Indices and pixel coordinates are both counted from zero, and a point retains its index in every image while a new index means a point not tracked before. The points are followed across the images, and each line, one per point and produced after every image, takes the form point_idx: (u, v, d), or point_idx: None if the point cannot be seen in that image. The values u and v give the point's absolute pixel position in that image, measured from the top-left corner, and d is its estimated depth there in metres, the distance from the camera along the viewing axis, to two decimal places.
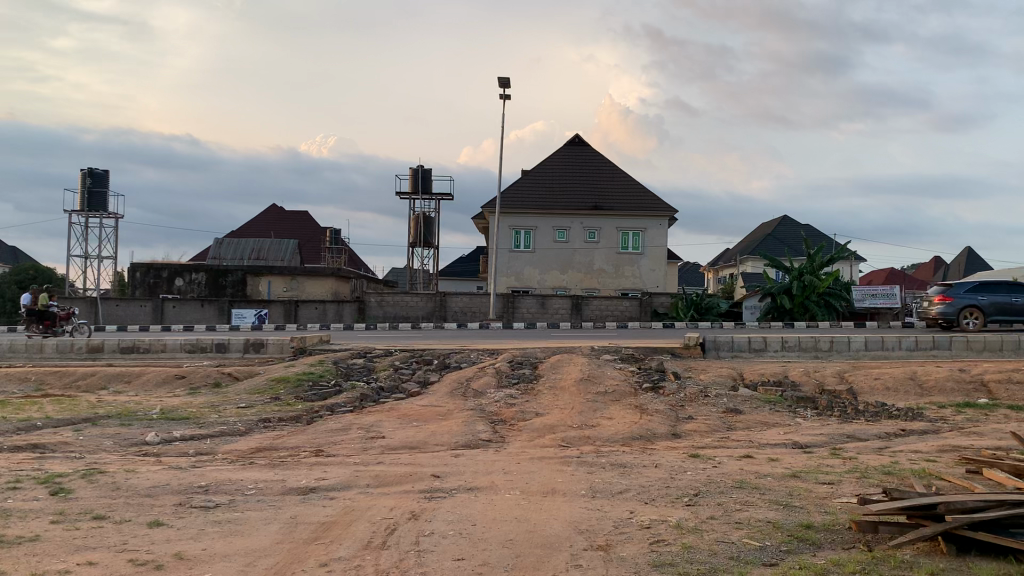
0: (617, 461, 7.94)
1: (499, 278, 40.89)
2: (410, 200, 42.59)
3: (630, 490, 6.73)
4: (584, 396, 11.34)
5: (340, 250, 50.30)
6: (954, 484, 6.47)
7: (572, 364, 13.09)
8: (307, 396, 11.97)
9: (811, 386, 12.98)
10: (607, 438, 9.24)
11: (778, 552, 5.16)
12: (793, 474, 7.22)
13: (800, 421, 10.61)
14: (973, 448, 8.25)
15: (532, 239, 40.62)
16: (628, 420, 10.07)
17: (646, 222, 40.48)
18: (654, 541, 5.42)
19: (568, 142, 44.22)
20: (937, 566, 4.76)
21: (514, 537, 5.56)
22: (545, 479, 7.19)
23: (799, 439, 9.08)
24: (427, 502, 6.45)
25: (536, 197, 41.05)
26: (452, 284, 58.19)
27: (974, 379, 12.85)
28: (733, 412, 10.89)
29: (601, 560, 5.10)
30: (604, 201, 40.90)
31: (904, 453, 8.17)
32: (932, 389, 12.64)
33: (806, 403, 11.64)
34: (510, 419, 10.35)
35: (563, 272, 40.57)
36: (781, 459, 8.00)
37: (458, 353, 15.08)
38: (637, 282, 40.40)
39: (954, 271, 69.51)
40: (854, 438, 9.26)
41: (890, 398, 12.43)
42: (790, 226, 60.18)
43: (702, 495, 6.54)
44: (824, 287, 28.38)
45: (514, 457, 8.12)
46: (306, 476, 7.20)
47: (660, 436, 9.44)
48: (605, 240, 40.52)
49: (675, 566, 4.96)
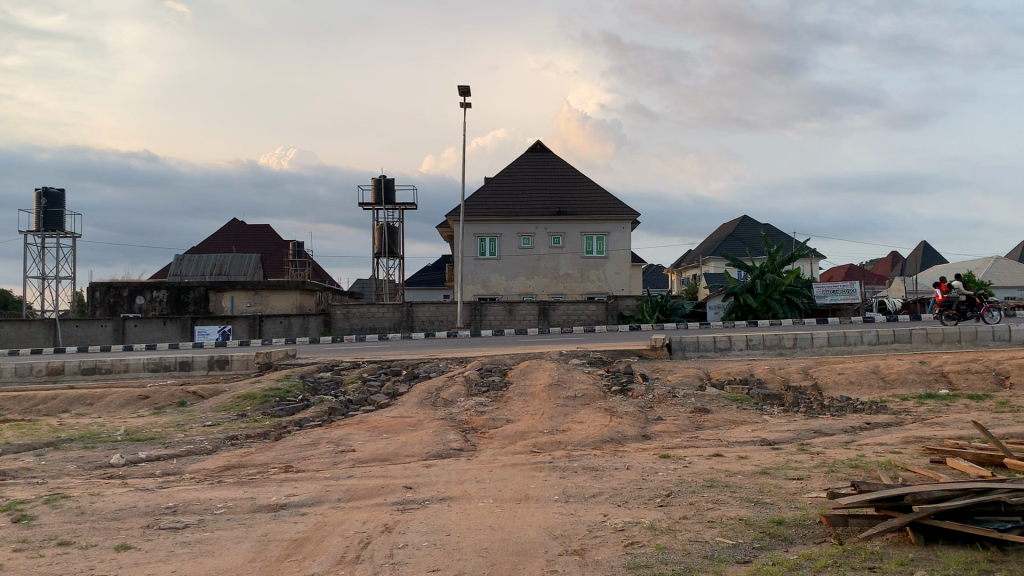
0: (588, 464, 7.97)
1: (465, 286, 40.82)
2: (373, 211, 42.40)
3: (603, 493, 6.76)
4: (554, 402, 11.35)
5: (303, 263, 49.94)
6: (919, 475, 6.58)
7: (541, 369, 13.12)
8: (274, 412, 11.85)
9: (776, 383, 13.12)
10: (578, 442, 9.26)
11: (752, 549, 5.20)
12: (763, 470, 7.30)
13: (767, 417, 10.74)
14: (936, 439, 8.42)
15: (497, 246, 40.62)
16: (598, 424, 10.11)
17: (609, 226, 40.75)
18: (629, 543, 5.45)
19: (530, 149, 44.38)
20: (907, 557, 4.83)
21: (491, 545, 5.55)
22: (518, 486, 7.19)
23: (766, 436, 9.18)
24: (400, 514, 6.41)
25: (500, 203, 41.08)
26: (418, 294, 57.89)
27: (935, 370, 13.14)
28: (701, 411, 10.98)
29: (577, 564, 5.11)
30: (568, 206, 41.07)
31: (870, 446, 8.30)
32: (894, 381, 12.86)
33: (772, 400, 11.78)
34: (481, 428, 10.34)
35: (529, 278, 40.64)
36: (750, 456, 8.08)
37: (426, 362, 15.08)
38: (603, 286, 40.56)
39: (911, 266, 70.68)
40: (821, 433, 9.39)
41: (854, 392, 12.62)
42: (749, 226, 60.71)
43: (674, 495, 6.59)
44: (785, 285, 28.72)
45: (486, 466, 8.10)
46: (275, 493, 7.11)
47: (631, 438, 9.50)
48: (570, 245, 40.68)
49: (650, 566, 4.98)
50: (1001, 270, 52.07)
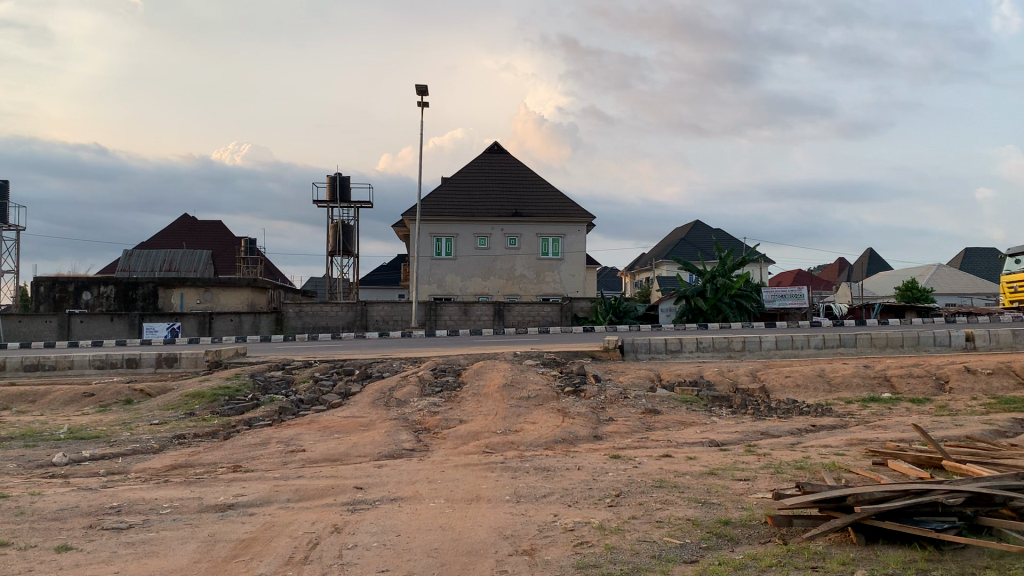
0: (540, 465, 8.01)
1: (420, 286, 40.61)
2: (328, 208, 42.01)
3: (553, 494, 6.80)
4: (507, 402, 11.38)
5: (256, 260, 49.28)
6: (861, 476, 6.74)
7: (495, 370, 13.13)
8: (223, 411, 11.69)
9: (725, 385, 13.31)
10: (530, 443, 9.29)
11: (698, 549, 5.28)
12: (711, 471, 7.41)
13: (716, 419, 10.91)
14: (877, 441, 8.63)
15: (452, 246, 40.50)
16: (551, 424, 10.16)
17: (565, 228, 40.99)
18: (578, 543, 5.49)
19: (487, 150, 44.41)
20: (848, 556, 4.94)
21: (441, 545, 5.55)
22: (469, 486, 7.19)
23: (715, 437, 9.32)
24: (350, 514, 6.37)
25: (456, 202, 41.00)
26: (372, 293, 57.50)
27: (878, 374, 13.44)
28: (652, 412, 11.11)
29: (527, 564, 5.13)
30: (524, 207, 41.18)
31: (814, 447, 8.48)
32: (839, 385, 13.14)
33: (721, 402, 11.95)
34: (433, 428, 10.32)
35: (485, 279, 40.63)
36: (699, 457, 8.20)
37: (380, 362, 15.00)
38: (558, 287, 40.79)
39: (857, 272, 72.22)
40: (768, 435, 9.56)
41: (800, 395, 12.86)
42: (702, 231, 61.48)
43: (624, 495, 6.65)
44: (736, 288, 29.19)
45: (438, 466, 8.09)
46: (223, 493, 7.01)
47: (582, 439, 9.57)
48: (525, 246, 40.79)
49: (599, 566, 5.03)
50: (944, 278, 53.50)
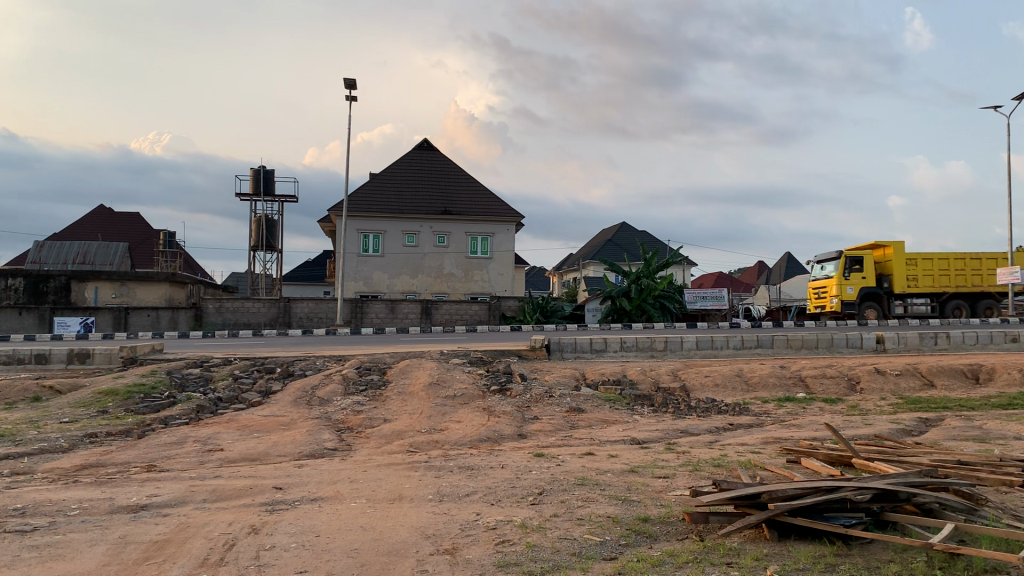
0: (464, 464, 8.00)
1: (346, 283, 40.05)
2: (251, 202, 41.12)
3: (476, 492, 6.80)
4: (432, 401, 11.33)
5: (176, 254, 47.94)
6: (775, 474, 6.93)
7: (421, 369, 13.06)
8: (138, 409, 11.32)
9: (647, 384, 13.53)
10: (455, 441, 9.27)
11: (617, 546, 5.35)
12: (632, 469, 7.51)
13: (638, 417, 11.07)
14: (791, 440, 8.89)
15: (380, 243, 40.09)
16: (476, 423, 10.15)
17: (493, 227, 41.13)
18: (499, 541, 5.49)
19: (416, 147, 44.14)
20: (761, 552, 5.07)
21: (360, 545, 5.48)
22: (391, 486, 7.14)
23: (636, 435, 9.46)
24: (269, 515, 6.25)
25: (384, 199, 40.60)
26: (296, 289, 56.52)
27: (793, 374, 13.85)
28: (576, 411, 11.21)
29: (448, 564, 5.12)
30: (453, 205, 41.10)
31: (732, 446, 8.69)
32: (756, 384, 13.49)
33: (643, 401, 12.14)
34: (356, 427, 10.21)
35: (412, 277, 40.34)
36: (620, 455, 8.30)
37: (303, 360, 14.76)
38: (486, 286, 40.88)
39: (776, 276, 74.29)
40: (687, 433, 9.75)
41: (719, 394, 13.16)
42: (627, 233, 62.36)
43: (546, 493, 6.70)
44: (660, 290, 29.75)
45: (360, 465, 8.01)
46: (135, 493, 6.79)
47: (507, 437, 9.59)
48: (454, 244, 40.71)
49: (519, 565, 5.04)
50: None
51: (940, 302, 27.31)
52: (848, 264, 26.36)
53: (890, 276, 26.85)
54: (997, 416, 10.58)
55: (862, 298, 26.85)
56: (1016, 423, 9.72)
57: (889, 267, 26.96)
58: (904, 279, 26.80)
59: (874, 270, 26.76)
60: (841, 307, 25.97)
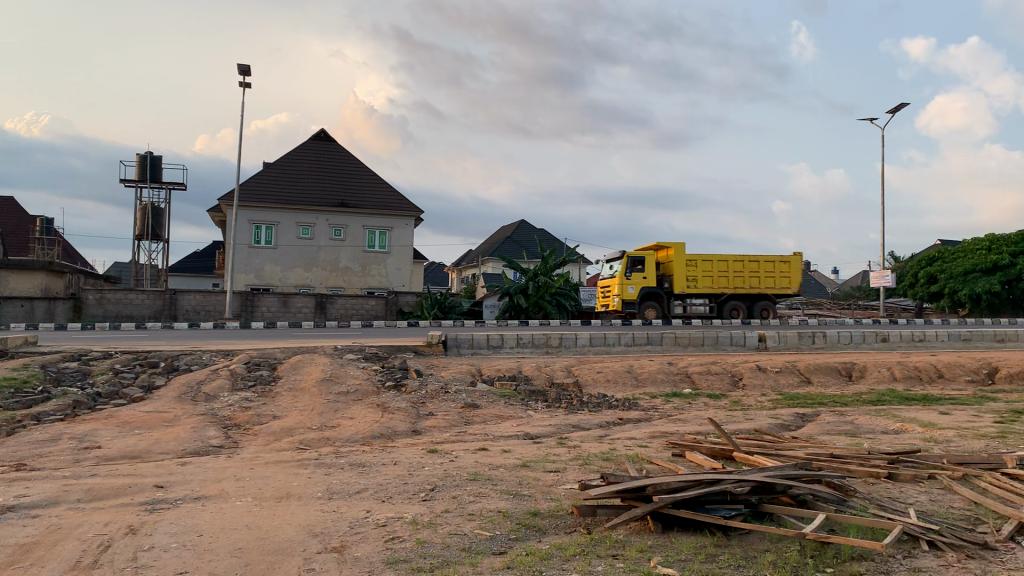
0: (355, 460, 7.90)
1: (237, 275, 38.83)
2: (137, 188, 39.41)
3: (366, 489, 6.73)
4: (324, 397, 11.15)
5: (53, 242, 45.47)
6: (661, 467, 7.14)
7: (313, 364, 12.81)
8: (7, 405, 10.69)
9: (542, 379, 13.68)
10: (347, 438, 9.15)
11: (507, 540, 5.39)
12: (524, 463, 7.59)
13: (531, 412, 11.20)
14: (677, 434, 9.17)
15: (273, 235, 39.06)
16: (369, 419, 10.04)
17: (391, 221, 40.84)
18: (388, 538, 5.45)
19: (313, 137, 43.25)
20: (646, 543, 5.21)
21: (245, 545, 5.34)
22: (279, 483, 6.98)
23: (529, 431, 9.55)
24: (148, 514, 6.01)
25: (279, 190, 39.59)
26: (184, 281, 54.54)
27: (681, 371, 14.27)
28: (471, 406, 11.24)
29: (335, 562, 5.04)
30: (350, 198, 40.49)
31: (621, 440, 8.89)
32: (646, 380, 13.85)
33: (537, 396, 12.28)
34: (244, 424, 9.94)
35: (306, 270, 39.54)
36: (513, 450, 8.37)
37: (189, 354, 14.25)
38: (383, 281, 40.58)
39: None
40: (578, 428, 9.92)
41: (610, 389, 13.44)
42: (525, 231, 62.84)
43: (437, 489, 6.69)
44: (556, 287, 30.12)
45: (247, 463, 7.80)
46: (2, 494, 6.41)
47: (400, 434, 9.52)
48: (350, 238, 40.13)
49: (408, 561, 5.02)
50: None
51: (718, 302, 28.86)
52: (631, 264, 27.18)
53: (671, 276, 28.21)
54: (867, 411, 11.20)
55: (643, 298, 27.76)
56: (885, 418, 10.31)
57: (670, 268, 28.09)
58: (684, 279, 28.04)
59: (654, 270, 27.72)
60: (622, 306, 26.78)
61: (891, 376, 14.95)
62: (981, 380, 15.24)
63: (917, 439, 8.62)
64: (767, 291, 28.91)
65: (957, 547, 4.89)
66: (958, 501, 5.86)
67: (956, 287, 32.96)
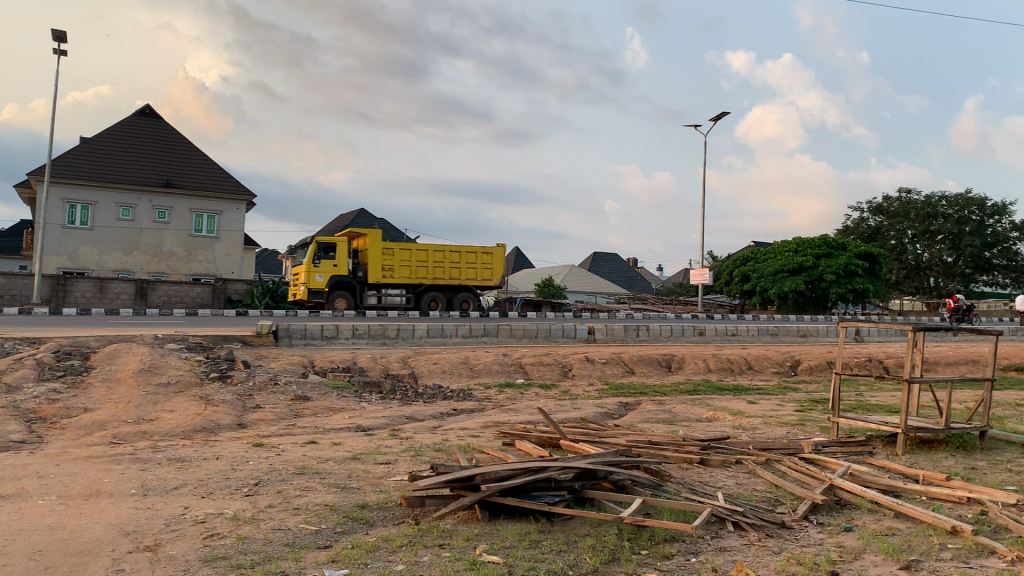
0: (175, 455, 7.52)
1: (47, 257, 36.01)
2: None
3: (186, 485, 6.43)
4: (142, 389, 10.54)
5: None
6: (491, 456, 7.25)
7: (131, 354, 12.07)
8: None
9: (376, 370, 13.55)
10: (166, 432, 8.70)
11: (332, 534, 5.31)
12: (354, 455, 7.50)
13: (364, 404, 11.07)
14: (509, 424, 9.35)
15: (89, 216, 36.47)
16: (191, 412, 9.58)
17: (221, 205, 39.21)
18: (207, 536, 5.23)
19: (137, 112, 40.63)
20: (472, 532, 5.28)
21: (46, 547, 4.97)
22: (88, 481, 6.54)
23: (362, 423, 9.44)
24: None
25: (97, 167, 36.96)
26: None
27: (514, 362, 14.55)
28: (301, 398, 10.96)
29: (148, 562, 4.79)
30: (177, 178, 38.42)
31: (453, 430, 8.96)
32: (481, 371, 14.02)
33: (371, 387, 12.17)
34: (51, 417, 9.23)
35: (126, 254, 37.27)
36: (343, 442, 8.24)
37: None
38: (211, 267, 38.91)
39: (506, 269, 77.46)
40: (411, 419, 9.90)
41: (445, 379, 13.51)
42: (364, 219, 61.87)
43: (262, 483, 6.49)
44: None
45: (52, 459, 7.25)
46: None
47: (225, 427, 9.15)
48: (176, 221, 38.13)
49: (227, 559, 4.84)
50: (579, 276, 59.34)
51: (416, 293, 28.19)
52: (319, 252, 25.77)
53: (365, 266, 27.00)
54: (684, 400, 11.85)
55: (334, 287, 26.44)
56: (699, 407, 10.97)
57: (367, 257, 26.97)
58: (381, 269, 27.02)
59: (346, 259, 26.45)
60: (307, 295, 25.42)
61: (706, 367, 15.90)
62: (785, 372, 16.48)
63: (728, 426, 9.23)
64: (466, 283, 28.36)
65: (758, 527, 5.27)
66: (761, 484, 6.32)
67: (766, 285, 35.40)
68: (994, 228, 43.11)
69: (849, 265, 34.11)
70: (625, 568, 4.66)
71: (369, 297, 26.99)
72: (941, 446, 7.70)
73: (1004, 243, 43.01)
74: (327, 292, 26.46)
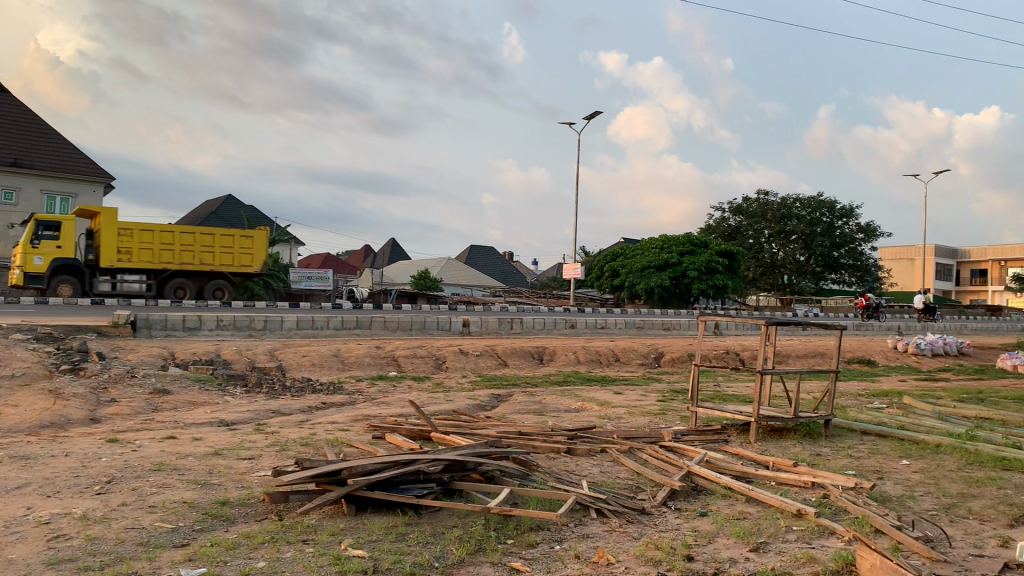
0: (18, 453, 7.05)
1: None
2: None
3: (30, 485, 6.03)
4: None
5: None
6: (360, 450, 7.16)
7: None
8: None
9: (242, 363, 13.13)
10: (8, 428, 8.13)
11: (190, 532, 5.11)
12: (215, 451, 7.24)
13: (228, 398, 10.71)
14: (379, 417, 9.26)
15: None
16: (38, 407, 9.00)
17: (77, 187, 37.00)
18: (52, 537, 4.93)
19: None
20: (338, 526, 5.20)
21: None
22: None
23: (225, 417, 9.12)
24: None
25: None
26: None
27: (387, 354, 14.42)
28: (161, 392, 10.49)
29: None
30: (26, 157, 35.91)
31: (322, 424, 8.79)
32: (352, 363, 13.82)
33: (236, 380, 11.80)
34: None
35: None
36: (205, 438, 7.94)
37: None
38: None
39: (380, 260, 76.57)
40: (278, 413, 9.65)
41: (315, 372, 13.25)
42: (232, 206, 59.63)
43: (116, 481, 6.17)
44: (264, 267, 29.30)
45: None
46: None
47: (75, 422, 8.65)
48: (25, 203, 35.67)
49: (74, 560, 4.57)
50: (455, 268, 59.37)
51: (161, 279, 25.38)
52: (36, 231, 23.00)
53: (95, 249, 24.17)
54: (554, 391, 12.08)
55: (57, 272, 23.70)
56: (568, 397, 11.19)
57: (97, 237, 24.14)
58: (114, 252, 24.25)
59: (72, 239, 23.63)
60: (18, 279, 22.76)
61: (576, 359, 16.23)
62: (650, 364, 17.03)
63: (594, 417, 9.47)
64: (217, 269, 25.63)
65: (619, 514, 5.43)
66: (624, 472, 6.52)
67: (634, 280, 36.53)
68: (842, 229, 45.94)
69: (710, 262, 35.59)
70: (490, 558, 4.71)
71: (101, 284, 24.18)
72: (790, 434, 8.16)
73: (850, 244, 45.90)
74: (49, 277, 23.66)
